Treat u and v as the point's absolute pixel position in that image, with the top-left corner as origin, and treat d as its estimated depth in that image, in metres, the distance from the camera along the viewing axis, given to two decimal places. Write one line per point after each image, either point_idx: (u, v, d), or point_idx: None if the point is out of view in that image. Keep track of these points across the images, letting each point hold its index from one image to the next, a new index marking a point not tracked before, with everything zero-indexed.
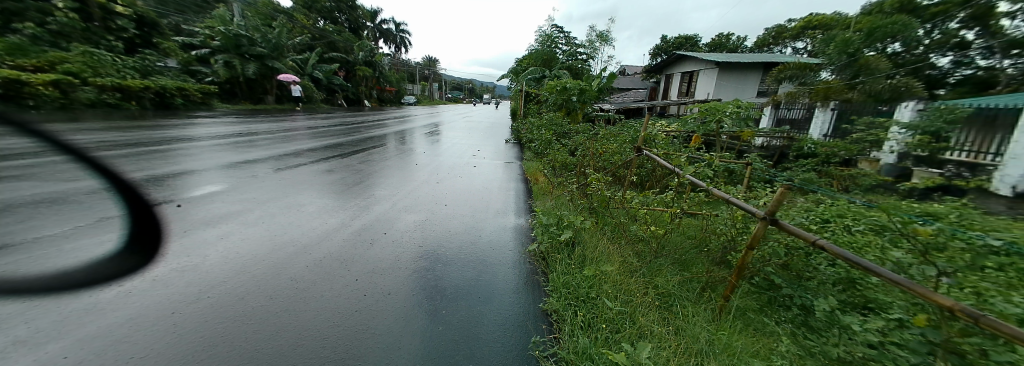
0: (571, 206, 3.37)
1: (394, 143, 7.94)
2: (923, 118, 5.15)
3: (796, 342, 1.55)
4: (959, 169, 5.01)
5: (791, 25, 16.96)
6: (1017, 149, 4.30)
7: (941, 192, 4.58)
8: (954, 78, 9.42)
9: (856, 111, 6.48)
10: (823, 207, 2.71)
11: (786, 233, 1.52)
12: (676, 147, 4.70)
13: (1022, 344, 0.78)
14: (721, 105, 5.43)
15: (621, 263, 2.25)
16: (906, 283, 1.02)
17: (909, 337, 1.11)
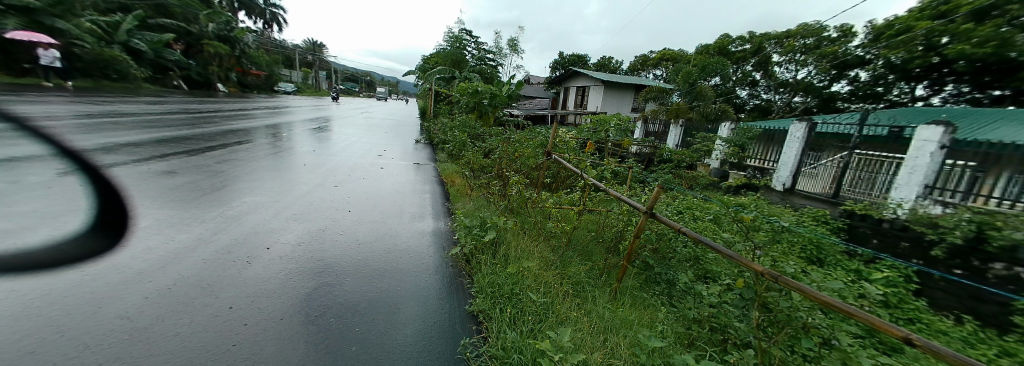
0: (491, 207, 3.41)
1: (266, 140, 6.62)
2: (735, 134, 7.02)
3: (670, 310, 1.93)
4: (755, 172, 6.97)
5: (653, 55, 20.85)
6: (785, 158, 6.19)
7: (745, 188, 6.41)
8: (749, 105, 13.35)
9: (696, 127, 8.35)
10: (680, 201, 3.42)
11: (661, 223, 1.85)
12: (577, 151, 5.22)
13: (800, 291, 1.15)
14: (608, 118, 6.34)
15: (540, 259, 2.39)
16: (734, 256, 1.37)
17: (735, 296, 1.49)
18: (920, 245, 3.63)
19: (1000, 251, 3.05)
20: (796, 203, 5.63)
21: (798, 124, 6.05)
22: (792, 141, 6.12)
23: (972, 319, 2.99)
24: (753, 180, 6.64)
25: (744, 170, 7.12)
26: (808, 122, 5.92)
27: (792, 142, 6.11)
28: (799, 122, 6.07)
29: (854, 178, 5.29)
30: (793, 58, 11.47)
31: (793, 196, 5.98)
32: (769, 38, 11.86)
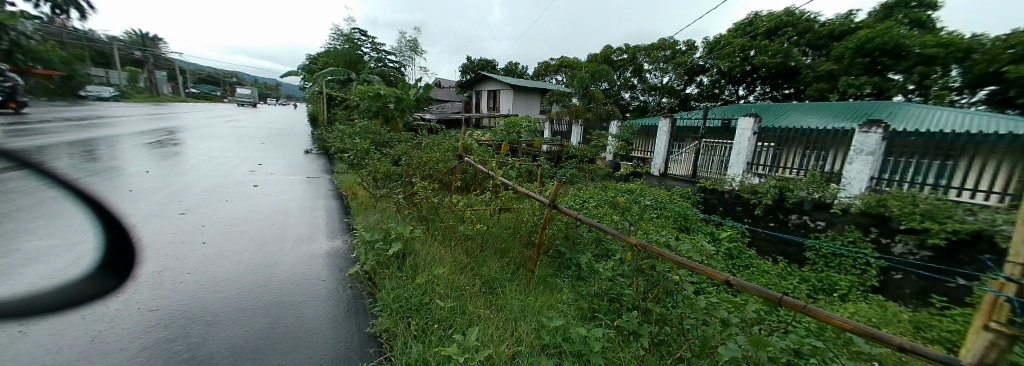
0: (399, 217, 3.20)
1: (72, 162, 4.93)
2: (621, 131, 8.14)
3: (574, 290, 2.15)
4: (639, 161, 8.19)
5: (554, 62, 22.61)
6: (657, 148, 7.36)
7: (632, 176, 7.56)
8: (633, 106, 15.07)
9: (594, 126, 9.42)
10: (584, 192, 3.76)
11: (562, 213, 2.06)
12: (490, 153, 5.31)
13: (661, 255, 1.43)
14: (519, 120, 6.67)
15: (453, 263, 2.36)
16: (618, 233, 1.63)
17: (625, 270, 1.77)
18: (748, 208, 4.84)
19: (795, 206, 4.35)
20: (669, 184, 6.84)
21: (663, 121, 7.21)
22: (660, 134, 7.30)
23: (783, 258, 4.08)
24: (638, 168, 7.76)
25: (631, 160, 8.29)
26: (670, 118, 7.13)
27: (661, 135, 7.29)
28: (663, 119, 7.22)
29: (704, 161, 6.66)
30: (657, 67, 13.87)
31: (666, 179, 7.16)
32: (641, 49, 14.30)
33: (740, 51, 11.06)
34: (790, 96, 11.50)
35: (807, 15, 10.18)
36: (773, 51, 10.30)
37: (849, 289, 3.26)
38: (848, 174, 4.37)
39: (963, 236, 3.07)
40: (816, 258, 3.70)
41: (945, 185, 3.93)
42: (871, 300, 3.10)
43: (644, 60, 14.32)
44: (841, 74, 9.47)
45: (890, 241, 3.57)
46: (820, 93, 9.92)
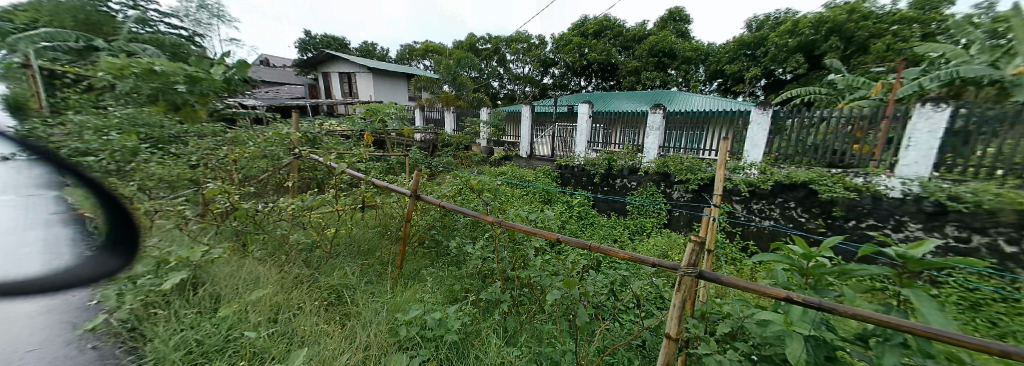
0: (184, 236, 2.48)
1: None
2: (491, 117, 8.61)
3: (450, 273, 2.53)
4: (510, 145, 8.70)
5: (418, 46, 21.48)
6: (523, 133, 8.04)
7: (505, 159, 8.23)
8: (503, 92, 15.61)
9: (465, 113, 9.58)
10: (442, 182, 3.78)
11: (424, 202, 2.34)
12: (347, 146, 4.78)
13: (507, 227, 1.86)
14: (382, 106, 6.05)
15: (288, 281, 2.26)
16: (478, 215, 1.91)
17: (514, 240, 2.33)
18: (590, 178, 6.35)
19: (620, 172, 5.96)
20: (535, 164, 7.74)
21: (525, 108, 7.88)
22: (525, 121, 7.95)
23: (616, 213, 5.77)
24: (509, 152, 8.41)
25: (502, 146, 8.81)
26: (530, 105, 7.84)
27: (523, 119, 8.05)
28: (525, 106, 7.87)
29: (559, 142, 7.69)
30: (518, 57, 15.05)
31: (534, 160, 7.96)
32: (502, 40, 15.17)
33: (578, 47, 13.17)
34: (614, 86, 14.15)
35: (617, 22, 13.00)
36: (599, 49, 12.70)
37: (650, 229, 5.12)
38: (646, 145, 5.98)
39: (703, 181, 4.94)
40: (634, 210, 5.45)
41: (698, 148, 5.63)
42: (662, 233, 4.98)
43: (505, 50, 15.28)
44: (641, 70, 12.36)
45: (671, 190, 5.41)
46: (630, 83, 12.59)
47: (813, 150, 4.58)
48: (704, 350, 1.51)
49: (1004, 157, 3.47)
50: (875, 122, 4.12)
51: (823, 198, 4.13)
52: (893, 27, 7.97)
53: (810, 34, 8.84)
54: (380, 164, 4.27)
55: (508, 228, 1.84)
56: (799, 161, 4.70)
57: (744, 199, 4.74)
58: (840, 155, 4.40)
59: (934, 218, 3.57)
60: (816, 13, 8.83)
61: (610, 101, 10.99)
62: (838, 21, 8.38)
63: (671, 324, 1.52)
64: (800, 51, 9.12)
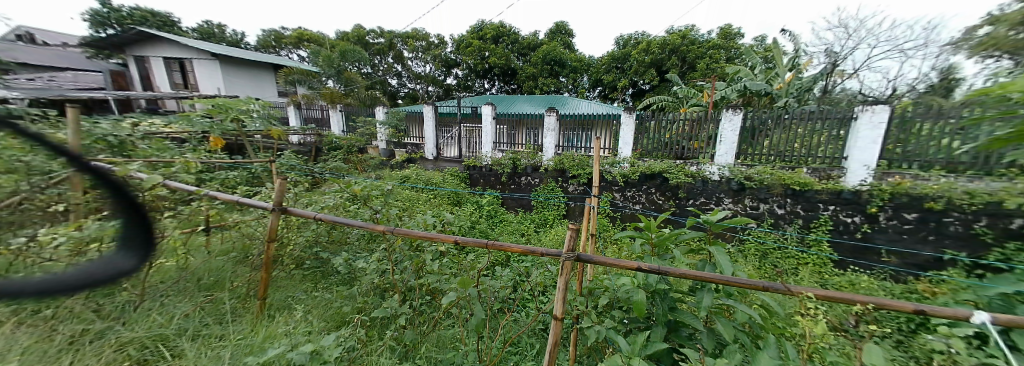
0: None
1: None
2: (389, 117, 8.02)
3: (337, 294, 2.34)
4: (413, 147, 8.22)
5: (289, 32, 18.31)
6: (428, 134, 7.72)
7: (407, 162, 7.88)
8: (402, 92, 15.10)
9: (355, 113, 8.66)
10: (313, 191, 3.33)
11: (295, 215, 2.08)
12: (183, 152, 3.79)
13: (399, 235, 1.82)
14: (234, 101, 4.65)
15: (82, 346, 1.72)
16: (369, 226, 1.80)
17: (412, 248, 2.30)
18: (497, 177, 6.58)
19: (522, 171, 6.36)
20: (443, 165, 7.62)
21: (427, 108, 7.51)
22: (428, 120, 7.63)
23: (522, 209, 6.16)
24: (412, 154, 7.99)
25: (405, 147, 8.28)
26: (432, 104, 7.54)
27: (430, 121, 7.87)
28: (427, 107, 7.50)
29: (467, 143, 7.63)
30: (416, 56, 14.44)
31: (441, 161, 7.74)
32: (395, 35, 14.25)
33: (478, 51, 13.45)
34: (515, 90, 14.87)
35: (513, 29, 13.73)
36: (499, 54, 13.24)
37: (552, 220, 5.62)
38: (545, 145, 6.48)
39: (586, 177, 5.67)
40: (539, 205, 5.93)
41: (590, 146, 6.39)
42: (562, 223, 5.55)
43: (400, 46, 14.41)
44: (537, 76, 13.30)
45: (566, 184, 6.00)
46: (529, 88, 13.48)
47: (668, 146, 5.64)
48: (586, 324, 1.90)
49: (773, 147, 4.93)
50: (701, 124, 5.28)
51: (673, 184, 5.19)
52: (711, 49, 10.46)
53: (661, 53, 10.97)
54: (237, 175, 3.55)
55: (406, 237, 1.80)
56: (658, 156, 5.75)
57: (621, 188, 5.57)
58: (685, 149, 5.52)
59: (738, 194, 4.85)
60: (664, 37, 11.04)
61: (513, 104, 11.51)
62: (678, 44, 10.62)
63: (557, 306, 1.84)
64: (654, 67, 11.23)
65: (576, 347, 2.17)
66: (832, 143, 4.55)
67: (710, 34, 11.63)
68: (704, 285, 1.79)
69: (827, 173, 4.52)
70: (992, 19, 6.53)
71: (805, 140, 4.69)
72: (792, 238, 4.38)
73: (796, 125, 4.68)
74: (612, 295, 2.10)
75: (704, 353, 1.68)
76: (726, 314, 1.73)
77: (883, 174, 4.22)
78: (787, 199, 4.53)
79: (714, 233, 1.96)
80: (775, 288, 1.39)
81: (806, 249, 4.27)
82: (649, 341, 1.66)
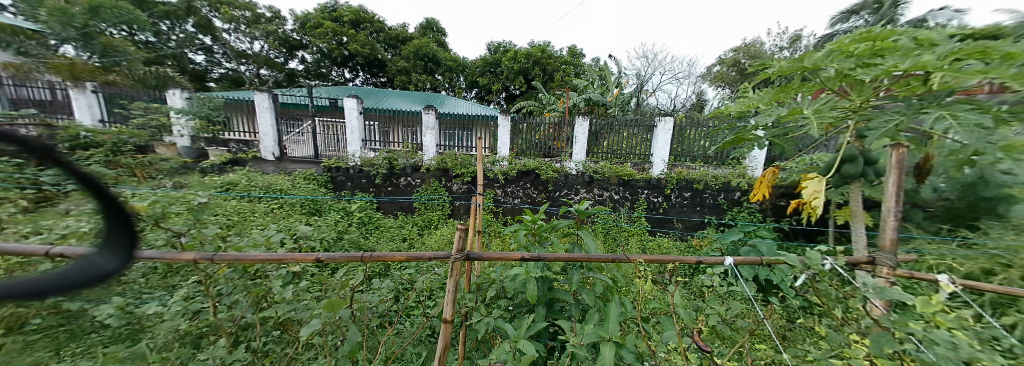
0: None
1: None
2: (194, 105, 6.78)
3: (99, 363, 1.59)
4: (239, 145, 7.30)
5: None
6: (265, 129, 6.94)
7: (232, 164, 6.59)
8: (214, 74, 11.71)
9: (127, 96, 6.75)
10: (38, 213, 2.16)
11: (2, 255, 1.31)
12: None
13: (231, 263, 1.42)
14: None
15: None
16: (174, 256, 1.35)
17: (250, 275, 1.82)
18: (370, 180, 6.03)
19: (398, 171, 6.00)
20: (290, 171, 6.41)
21: (262, 97, 6.75)
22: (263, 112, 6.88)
23: (401, 212, 5.86)
24: (240, 154, 6.85)
25: (226, 145, 7.25)
26: (269, 94, 6.81)
27: (263, 112, 6.99)
28: (262, 95, 6.74)
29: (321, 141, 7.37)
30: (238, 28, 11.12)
31: (284, 162, 7.09)
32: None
33: (333, 35, 11.82)
34: (386, 84, 13.92)
35: (377, 17, 12.64)
36: (361, 43, 11.95)
37: (437, 221, 5.54)
38: (425, 144, 6.23)
39: (468, 177, 5.80)
40: (421, 207, 5.74)
41: (469, 146, 6.60)
42: (446, 223, 5.54)
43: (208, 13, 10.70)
44: (408, 71, 12.62)
45: (450, 184, 5.94)
46: (401, 83, 12.71)
47: (538, 145, 6.30)
48: (476, 319, 1.95)
49: (610, 147, 6.15)
50: (561, 127, 6.11)
51: (544, 179, 5.86)
52: (564, 64, 12.25)
53: (526, 63, 12.15)
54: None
55: (239, 264, 1.43)
56: (531, 155, 6.34)
57: (502, 185, 5.92)
58: (550, 149, 6.30)
59: (589, 185, 5.85)
60: (528, 48, 12.28)
61: (383, 98, 10.59)
62: (539, 57, 11.98)
63: (446, 309, 1.80)
64: (521, 74, 12.36)
65: (465, 344, 2.18)
66: (644, 144, 6.02)
67: (562, 50, 13.62)
68: (573, 264, 2.08)
69: (643, 167, 6.00)
70: (720, 63, 10.01)
71: (630, 142, 6.05)
72: (623, 217, 5.57)
73: (624, 130, 6.01)
74: (500, 286, 2.23)
75: (574, 322, 1.96)
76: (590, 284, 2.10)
77: (671, 165, 5.85)
78: (620, 187, 5.74)
79: (580, 219, 2.30)
80: (619, 259, 1.78)
81: (633, 223, 5.49)
82: (533, 322, 1.85)
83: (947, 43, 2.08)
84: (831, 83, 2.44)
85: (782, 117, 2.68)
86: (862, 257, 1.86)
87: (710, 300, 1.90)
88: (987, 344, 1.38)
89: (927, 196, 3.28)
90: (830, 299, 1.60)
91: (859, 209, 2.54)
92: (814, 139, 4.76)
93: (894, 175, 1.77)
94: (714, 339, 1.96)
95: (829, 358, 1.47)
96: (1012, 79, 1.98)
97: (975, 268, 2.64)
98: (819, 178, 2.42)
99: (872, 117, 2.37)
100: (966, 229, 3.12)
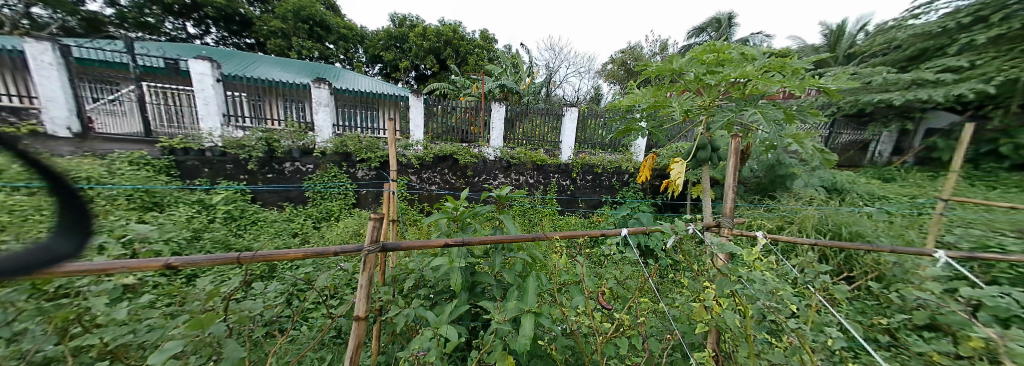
0: None
1: None
2: None
3: None
4: (1, 114, 5.29)
5: None
6: (48, 93, 5.13)
7: None
8: None
9: None
10: None
11: None
12: None
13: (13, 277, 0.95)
14: None
15: None
16: None
17: (51, 293, 1.27)
18: (240, 165, 4.95)
19: (283, 155, 5.07)
20: (102, 153, 4.73)
21: (37, 46, 4.88)
22: (42, 67, 5.00)
23: (288, 203, 5.02)
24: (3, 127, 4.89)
25: None
26: (53, 43, 4.98)
27: (42, 67, 5.01)
28: (34, 41, 4.86)
29: (156, 113, 5.90)
30: None
31: (87, 141, 5.37)
32: None
33: None
34: (255, 46, 11.56)
35: None
36: None
37: (339, 212, 4.95)
38: (319, 123, 5.39)
39: (375, 162, 5.30)
40: (315, 196, 5.01)
41: (376, 128, 6.00)
42: (351, 214, 4.98)
43: None
44: (290, 34, 10.57)
45: (354, 170, 5.33)
46: (281, 49, 10.56)
47: (453, 130, 6.12)
48: (392, 312, 1.81)
49: (524, 133, 6.38)
50: (477, 112, 6.05)
51: (462, 164, 5.79)
52: (476, 48, 12.01)
53: (437, 42, 11.51)
54: None
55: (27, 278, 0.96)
56: (447, 139, 6.13)
57: (416, 170, 5.60)
58: (466, 133, 6.21)
59: (504, 169, 6.02)
60: (438, 26, 11.62)
61: (254, 65, 8.66)
62: (451, 37, 11.45)
63: (359, 305, 1.63)
64: (431, 53, 11.67)
65: (379, 340, 2.00)
66: (554, 131, 6.46)
67: (474, 33, 13.35)
68: (495, 247, 2.11)
69: (552, 152, 6.46)
70: (612, 61, 11.39)
71: (541, 129, 6.41)
72: (537, 199, 5.93)
73: (536, 117, 6.32)
74: (421, 274, 2.12)
75: (496, 301, 2.00)
76: (510, 262, 2.19)
77: (576, 151, 6.42)
78: (534, 172, 6.09)
79: (500, 203, 2.34)
80: (539, 237, 1.90)
81: (545, 205, 5.91)
82: (457, 306, 1.82)
83: (762, 58, 2.82)
84: (691, 84, 3.02)
85: (658, 110, 3.19)
86: (712, 222, 2.38)
87: (608, 267, 2.18)
88: (782, 278, 1.95)
89: (747, 174, 4.44)
90: (693, 256, 2.02)
91: (706, 186, 3.25)
92: (679, 130, 5.88)
93: (734, 159, 2.32)
94: (612, 299, 2.28)
95: (690, 302, 1.86)
96: (795, 88, 2.79)
97: (773, 225, 3.71)
98: (682, 162, 2.99)
99: (715, 113, 3.03)
100: (769, 198, 4.35)
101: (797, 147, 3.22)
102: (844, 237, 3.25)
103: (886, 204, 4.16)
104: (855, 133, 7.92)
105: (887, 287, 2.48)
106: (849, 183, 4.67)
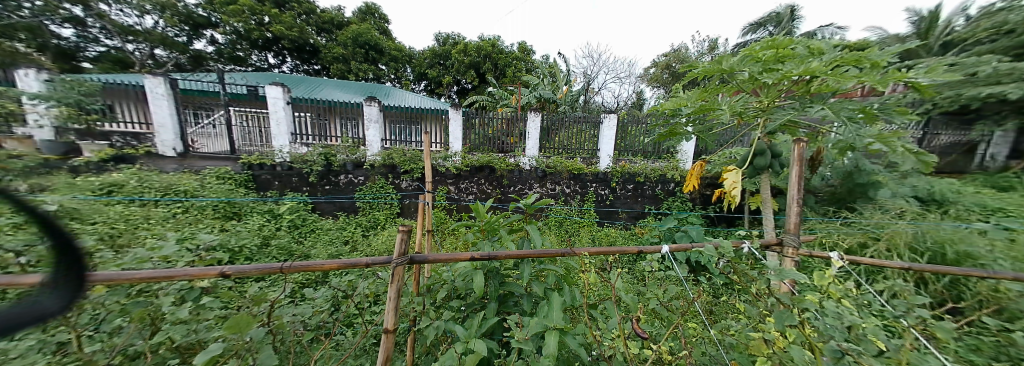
0: None
1: None
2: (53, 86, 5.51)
3: None
4: (125, 138, 6.39)
5: None
6: (161, 119, 6.15)
7: (116, 161, 5.67)
8: (90, 53, 9.63)
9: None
10: None
11: None
12: None
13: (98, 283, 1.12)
14: None
15: None
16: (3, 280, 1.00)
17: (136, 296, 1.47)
18: (303, 178, 5.49)
19: (338, 168, 5.53)
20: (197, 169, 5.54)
21: (154, 81, 5.91)
22: (156, 98, 6.02)
23: (342, 212, 5.43)
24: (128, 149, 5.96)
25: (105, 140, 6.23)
26: (165, 78, 5.98)
27: (157, 98, 6.03)
28: (152, 77, 5.90)
29: (240, 133, 6.78)
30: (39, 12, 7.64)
31: (188, 159, 6.31)
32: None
33: (250, 13, 10.52)
34: (319, 71, 12.90)
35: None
36: (286, 24, 10.77)
37: (384, 221, 5.25)
38: (368, 138, 5.81)
39: (417, 174, 5.56)
40: (364, 206, 5.37)
41: (418, 140, 6.32)
42: (395, 223, 5.26)
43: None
44: (347, 59, 11.64)
45: (399, 181, 5.64)
46: (340, 72, 11.64)
47: (491, 140, 6.23)
48: (423, 324, 1.84)
49: (561, 142, 6.30)
50: (514, 122, 6.11)
51: (498, 174, 5.88)
52: (515, 59, 12.24)
53: (477, 57, 11.92)
54: None
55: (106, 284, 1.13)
56: (485, 150, 6.24)
57: (454, 180, 5.79)
58: (504, 144, 6.27)
59: (542, 179, 5.97)
60: (478, 42, 12.05)
61: (318, 88, 9.62)
62: (490, 51, 11.80)
63: (388, 317, 1.67)
64: (472, 67, 12.10)
65: (413, 351, 2.03)
66: (592, 139, 6.29)
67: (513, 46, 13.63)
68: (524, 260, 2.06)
69: (591, 161, 6.29)
70: (654, 65, 10.91)
71: (579, 137, 6.28)
72: (575, 210, 5.78)
73: (574, 126, 6.21)
74: (453, 286, 2.14)
75: (525, 316, 1.95)
76: (541, 277, 2.12)
77: (615, 159, 6.20)
78: (572, 181, 5.96)
79: (530, 214, 2.29)
80: (567, 252, 1.82)
81: (583, 216, 5.73)
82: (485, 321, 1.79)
83: (831, 52, 2.49)
84: (745, 83, 2.75)
85: (706, 113, 2.95)
86: (773, 240, 2.10)
87: (649, 285, 2.03)
88: (862, 307, 1.66)
89: (818, 182, 3.93)
90: (747, 278, 1.80)
91: (767, 196, 2.91)
92: (732, 135, 5.41)
93: (797, 166, 2.05)
94: (654, 320, 2.10)
95: (747, 330, 1.65)
96: (875, 84, 2.41)
97: (852, 242, 3.21)
98: (736, 170, 2.72)
99: (773, 115, 2.73)
100: (845, 210, 3.78)
101: (880, 152, 2.77)
102: (947, 257, 2.72)
103: (1006, 219, 3.40)
104: (956, 133, 6.61)
105: (1010, 323, 2.01)
106: (952, 192, 3.91)
